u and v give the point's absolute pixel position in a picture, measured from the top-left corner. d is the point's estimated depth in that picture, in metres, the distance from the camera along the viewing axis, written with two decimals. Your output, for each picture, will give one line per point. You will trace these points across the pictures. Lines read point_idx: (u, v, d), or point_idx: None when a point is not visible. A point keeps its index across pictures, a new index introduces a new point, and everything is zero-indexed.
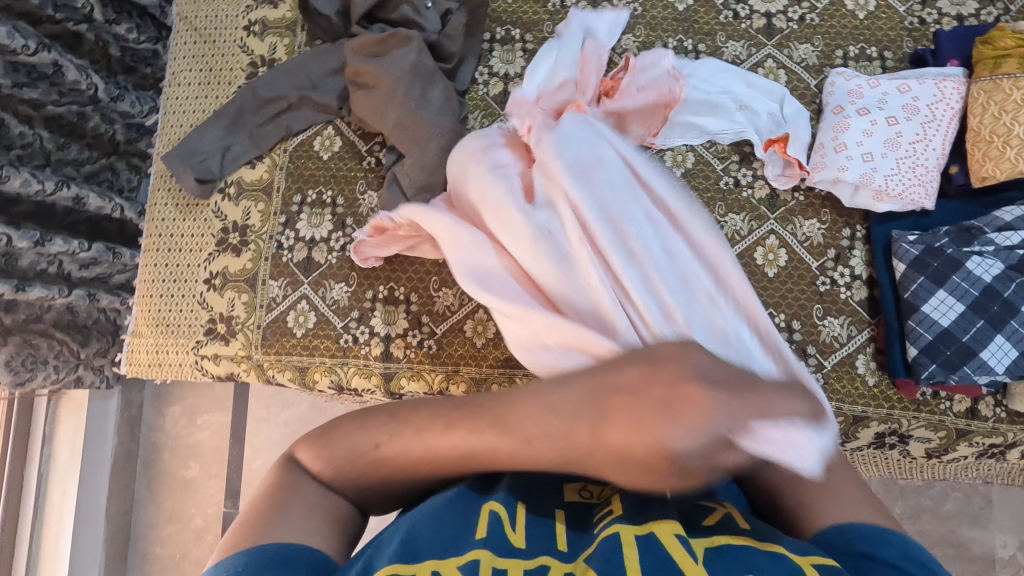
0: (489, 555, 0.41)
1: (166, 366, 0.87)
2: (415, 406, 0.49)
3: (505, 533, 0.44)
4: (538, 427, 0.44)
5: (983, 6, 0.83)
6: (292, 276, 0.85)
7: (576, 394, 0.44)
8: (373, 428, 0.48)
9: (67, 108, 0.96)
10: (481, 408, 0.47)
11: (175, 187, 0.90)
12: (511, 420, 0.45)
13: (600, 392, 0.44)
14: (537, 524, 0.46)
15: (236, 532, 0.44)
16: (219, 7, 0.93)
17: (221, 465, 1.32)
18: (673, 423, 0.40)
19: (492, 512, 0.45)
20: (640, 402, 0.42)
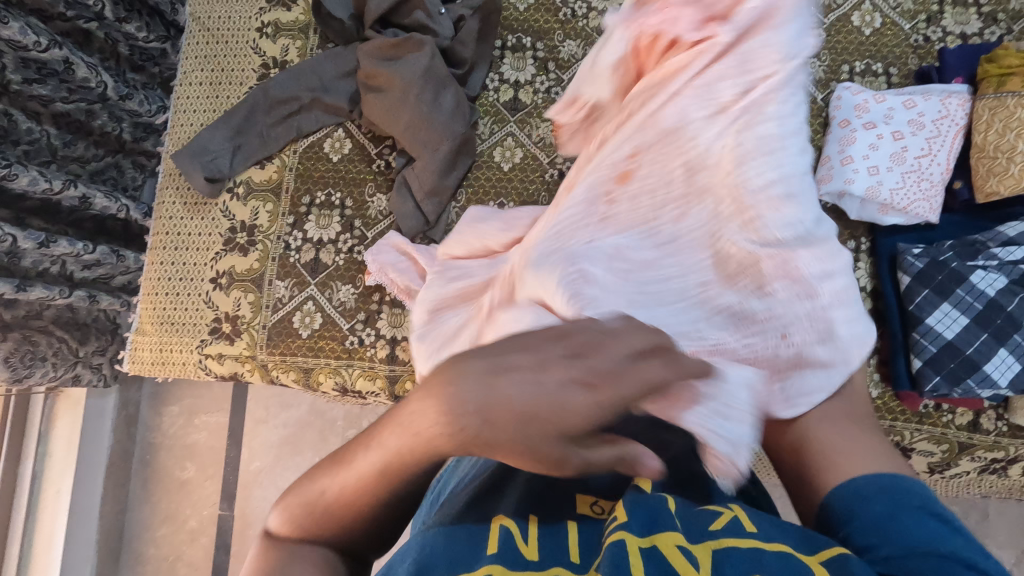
0: (503, 567, 0.34)
1: (170, 364, 0.86)
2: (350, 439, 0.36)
3: (518, 547, 0.37)
4: (415, 428, 0.30)
5: (986, 25, 0.85)
6: (299, 276, 0.85)
7: (458, 385, 0.30)
8: (320, 471, 0.36)
9: (77, 105, 0.96)
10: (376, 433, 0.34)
11: (183, 186, 0.90)
12: (381, 440, 0.33)
13: (488, 379, 0.30)
14: (548, 533, 0.39)
15: None
16: (231, 8, 0.94)
17: (217, 466, 1.31)
18: (567, 415, 0.30)
19: (495, 523, 0.39)
20: (533, 397, 0.29)
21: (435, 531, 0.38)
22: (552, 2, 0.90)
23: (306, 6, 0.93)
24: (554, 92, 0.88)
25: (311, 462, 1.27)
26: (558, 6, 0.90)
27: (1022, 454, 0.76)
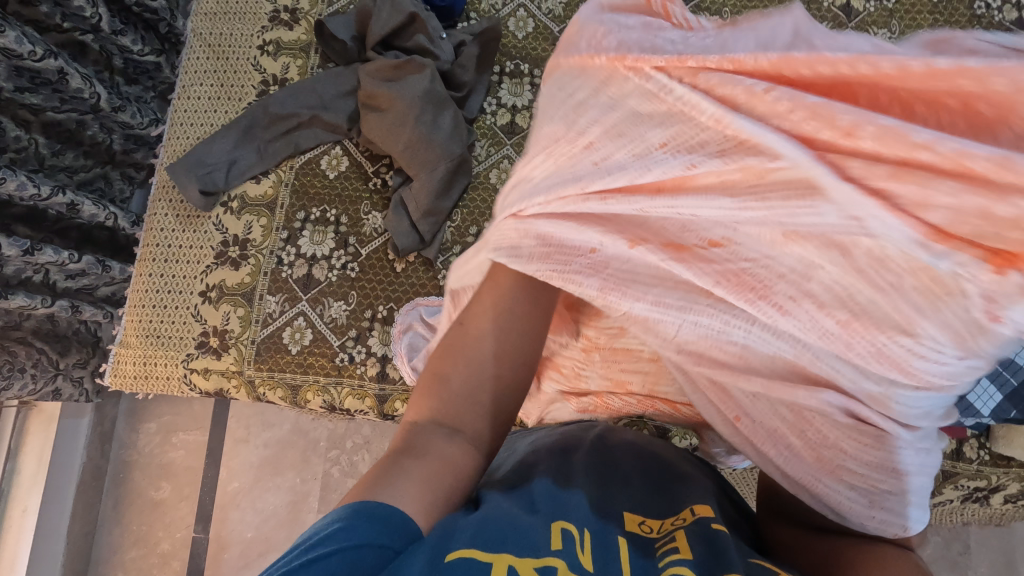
0: (566, 566, 0.35)
1: (153, 378, 0.85)
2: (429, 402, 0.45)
3: (579, 551, 0.37)
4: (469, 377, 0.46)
5: None
6: (290, 292, 0.85)
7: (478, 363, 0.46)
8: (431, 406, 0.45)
9: (67, 115, 0.95)
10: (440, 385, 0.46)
11: (176, 198, 0.89)
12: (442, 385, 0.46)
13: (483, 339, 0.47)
14: (605, 543, 0.39)
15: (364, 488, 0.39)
16: (234, 25, 0.95)
17: (193, 487, 1.27)
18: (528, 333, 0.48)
19: (559, 520, 0.40)
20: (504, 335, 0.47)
21: (502, 508, 0.40)
22: (550, 31, 0.93)
23: (308, 25, 0.94)
24: None
25: (292, 483, 1.24)
26: (556, 36, 0.92)
27: (1003, 483, 0.78)
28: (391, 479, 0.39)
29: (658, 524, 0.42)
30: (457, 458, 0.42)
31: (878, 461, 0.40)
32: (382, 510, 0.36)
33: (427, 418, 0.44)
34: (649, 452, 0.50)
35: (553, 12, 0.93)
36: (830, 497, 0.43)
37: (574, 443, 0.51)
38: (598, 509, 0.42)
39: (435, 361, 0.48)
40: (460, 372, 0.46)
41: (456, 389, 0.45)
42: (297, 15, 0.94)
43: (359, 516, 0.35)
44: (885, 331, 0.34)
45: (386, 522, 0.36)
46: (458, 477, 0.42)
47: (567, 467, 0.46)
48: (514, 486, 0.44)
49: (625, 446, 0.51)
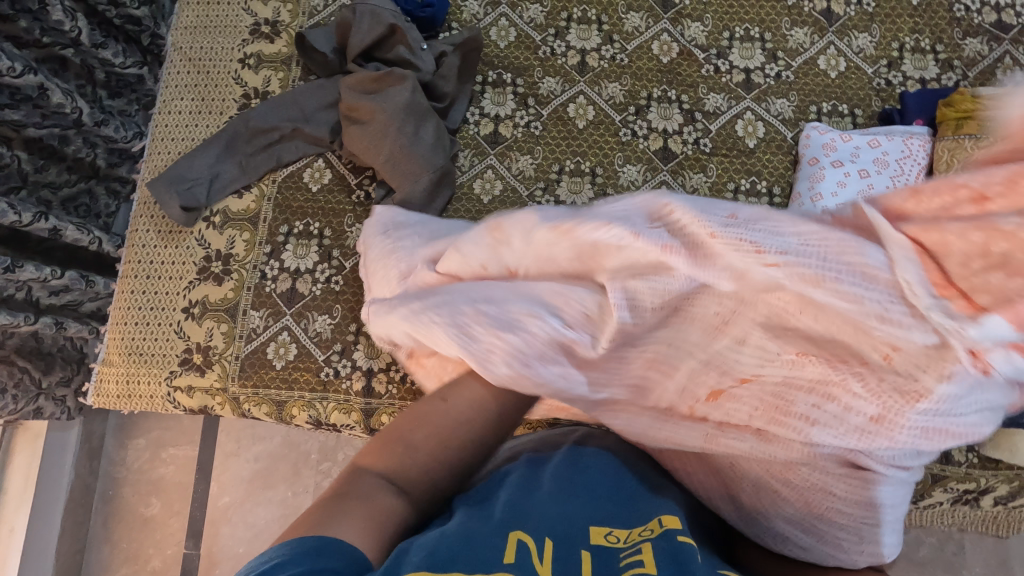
0: None
1: (137, 397, 0.84)
2: (385, 454, 0.47)
3: (534, 565, 0.37)
4: (426, 439, 0.48)
5: (944, 71, 0.90)
6: (274, 306, 0.84)
7: (433, 432, 0.49)
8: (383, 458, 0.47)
9: (50, 130, 0.94)
10: (395, 439, 0.48)
11: (158, 214, 0.89)
12: (404, 437, 0.48)
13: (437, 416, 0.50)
14: (562, 554, 0.39)
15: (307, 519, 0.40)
16: (214, 39, 0.94)
17: (183, 502, 1.25)
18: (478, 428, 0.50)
19: (514, 533, 0.40)
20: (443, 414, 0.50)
21: (461, 522, 0.41)
22: (532, 39, 0.92)
23: (289, 38, 0.94)
24: (534, 126, 0.89)
25: (283, 497, 1.23)
26: (538, 44, 0.92)
27: (992, 485, 0.78)
28: (339, 516, 0.40)
29: (625, 534, 0.41)
30: (398, 513, 0.43)
31: (868, 502, 0.43)
32: (327, 543, 0.37)
33: (376, 471, 0.45)
34: (624, 462, 0.50)
35: (535, 21, 0.93)
36: (817, 535, 0.45)
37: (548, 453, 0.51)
38: (560, 519, 0.42)
39: (403, 423, 0.49)
40: (424, 437, 0.48)
41: (415, 454, 0.47)
42: (278, 28, 0.94)
43: (303, 549, 0.36)
44: (892, 408, 0.38)
45: (332, 553, 0.37)
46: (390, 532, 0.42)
47: (534, 478, 0.47)
48: (479, 501, 0.45)
49: (600, 454, 0.51)
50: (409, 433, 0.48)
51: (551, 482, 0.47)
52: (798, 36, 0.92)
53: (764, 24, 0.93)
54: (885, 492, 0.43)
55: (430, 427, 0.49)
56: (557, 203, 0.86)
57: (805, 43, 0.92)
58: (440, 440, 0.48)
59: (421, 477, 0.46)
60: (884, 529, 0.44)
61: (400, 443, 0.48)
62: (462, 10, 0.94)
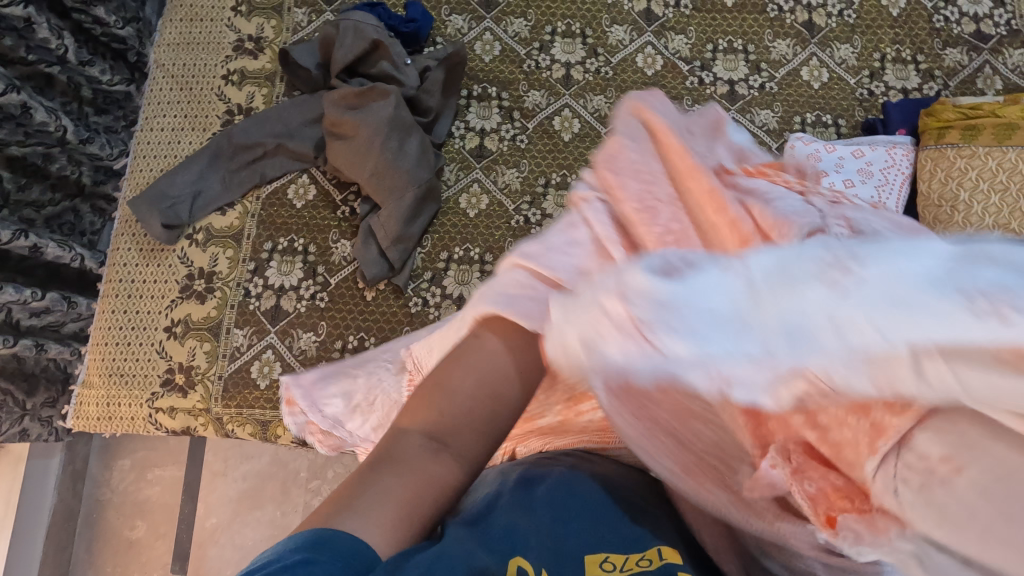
0: None
1: (117, 419, 0.82)
2: (412, 412, 0.35)
3: None
4: (463, 378, 0.35)
5: (925, 81, 0.91)
6: (258, 324, 0.83)
7: (469, 373, 0.35)
8: (413, 412, 0.35)
9: (33, 148, 0.93)
10: (420, 391, 0.36)
11: (140, 232, 0.87)
12: (436, 383, 0.36)
13: (473, 360, 0.36)
14: None
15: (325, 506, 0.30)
16: (198, 55, 0.94)
17: (169, 524, 1.23)
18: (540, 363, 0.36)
19: (515, 559, 0.36)
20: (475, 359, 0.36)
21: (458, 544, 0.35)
22: (517, 53, 0.93)
23: (273, 54, 0.93)
24: (519, 140, 0.89)
25: (271, 517, 1.21)
26: (522, 58, 0.92)
27: None
28: (361, 501, 0.31)
29: (622, 560, 0.37)
30: (438, 488, 0.32)
31: None
32: (344, 540, 0.28)
33: (422, 422, 0.34)
34: (616, 479, 0.45)
35: (519, 35, 0.93)
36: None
37: (542, 472, 0.45)
38: (554, 550, 0.37)
39: (442, 367, 0.36)
40: (460, 381, 0.35)
41: (457, 402, 0.34)
42: (262, 44, 0.94)
43: (321, 545, 0.27)
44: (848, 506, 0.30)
45: (351, 554, 0.28)
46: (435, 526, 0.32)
47: (533, 498, 0.42)
48: (473, 523, 0.39)
49: (595, 479, 0.44)
50: (444, 374, 0.36)
51: (549, 497, 0.42)
52: (780, 48, 0.93)
53: (747, 36, 0.93)
54: None
55: (470, 368, 0.35)
56: (543, 217, 0.86)
57: (788, 54, 0.92)
58: (485, 387, 0.35)
59: (479, 450, 0.34)
60: None
61: (434, 387, 0.35)
62: (447, 24, 0.94)
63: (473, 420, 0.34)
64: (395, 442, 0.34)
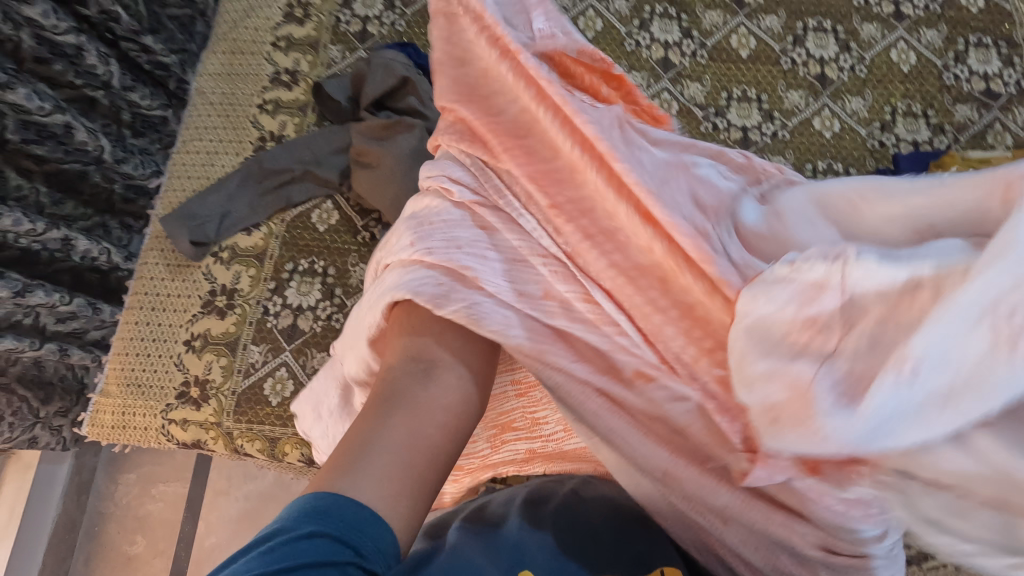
0: None
1: (131, 428, 0.84)
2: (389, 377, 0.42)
3: None
4: (427, 343, 0.43)
5: (935, 134, 0.93)
6: (274, 342, 0.85)
7: (429, 333, 0.44)
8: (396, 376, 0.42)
9: (71, 166, 0.98)
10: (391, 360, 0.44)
11: (168, 248, 0.91)
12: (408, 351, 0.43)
13: (429, 332, 0.44)
14: None
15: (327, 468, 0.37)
16: (237, 85, 0.99)
17: (169, 541, 1.23)
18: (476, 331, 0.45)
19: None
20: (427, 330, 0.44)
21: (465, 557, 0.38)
22: None
23: (307, 86, 0.99)
24: None
25: None
26: None
27: None
28: (358, 466, 0.37)
29: None
30: (431, 419, 0.40)
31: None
32: (339, 501, 0.35)
33: (401, 358, 0.43)
34: (623, 504, 0.46)
35: None
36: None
37: (547, 494, 0.47)
38: None
39: (404, 339, 0.44)
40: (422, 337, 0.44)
41: (425, 356, 0.43)
42: (297, 77, 0.99)
43: (313, 511, 0.34)
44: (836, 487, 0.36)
45: (336, 516, 0.34)
46: (430, 444, 0.40)
47: (540, 516, 0.43)
48: (484, 535, 0.42)
49: (603, 502, 0.46)
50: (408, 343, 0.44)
51: (555, 515, 0.43)
52: (793, 98, 0.96)
53: (760, 86, 0.97)
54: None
55: (428, 334, 0.44)
56: None
57: (801, 104, 0.95)
58: (441, 343, 0.44)
59: (453, 369, 0.43)
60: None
61: (404, 352, 0.43)
62: None
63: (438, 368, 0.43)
64: (381, 401, 0.41)
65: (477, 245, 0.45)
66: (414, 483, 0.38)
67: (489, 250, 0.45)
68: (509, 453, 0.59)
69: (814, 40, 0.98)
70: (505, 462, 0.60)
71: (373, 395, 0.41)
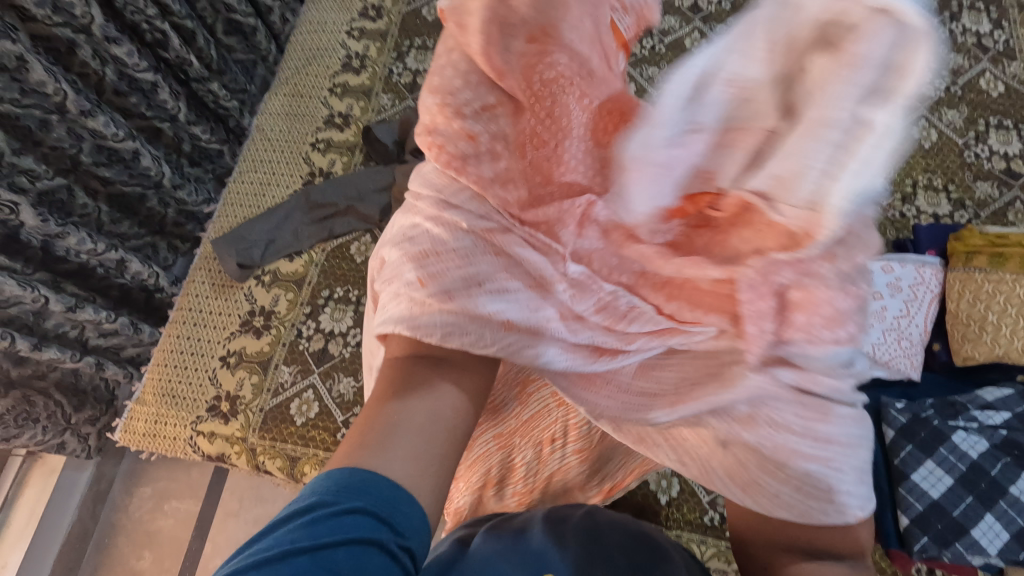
0: None
1: (160, 437, 0.87)
2: (389, 380, 0.46)
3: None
4: (424, 357, 0.46)
5: (956, 209, 0.96)
6: (304, 364, 0.89)
7: (418, 350, 0.47)
8: (399, 380, 0.45)
9: (133, 188, 1.06)
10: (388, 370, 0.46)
11: (215, 269, 0.97)
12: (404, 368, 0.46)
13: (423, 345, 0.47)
14: None
15: (351, 456, 0.41)
16: (294, 125, 1.08)
17: (175, 559, 1.23)
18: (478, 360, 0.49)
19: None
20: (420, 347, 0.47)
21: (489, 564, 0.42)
22: None
23: (357, 129, 1.06)
24: None
25: None
26: None
27: None
28: (384, 448, 0.41)
29: None
30: (441, 415, 0.45)
31: (799, 455, 0.43)
32: (373, 478, 0.40)
33: (404, 362, 0.46)
34: (637, 525, 0.48)
35: None
36: (800, 501, 0.43)
37: (566, 511, 0.49)
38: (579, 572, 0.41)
39: (395, 358, 0.47)
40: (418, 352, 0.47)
41: (428, 367, 0.46)
42: (349, 121, 1.07)
43: (349, 491, 0.39)
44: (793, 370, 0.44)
45: (373, 491, 0.39)
46: (448, 423, 0.45)
47: (560, 528, 0.46)
48: (511, 541, 0.44)
49: (617, 521, 0.48)
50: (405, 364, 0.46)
51: (574, 525, 0.46)
52: None
53: None
54: (835, 427, 0.43)
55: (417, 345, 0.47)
56: None
57: None
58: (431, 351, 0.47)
59: (456, 372, 0.48)
60: (845, 476, 0.43)
61: (401, 362, 0.46)
62: None
63: (443, 375, 0.47)
64: (395, 391, 0.44)
65: (498, 279, 0.47)
66: (435, 456, 0.43)
67: (509, 279, 0.47)
68: (539, 401, 0.62)
69: None
70: (544, 411, 0.62)
71: (373, 404, 0.45)
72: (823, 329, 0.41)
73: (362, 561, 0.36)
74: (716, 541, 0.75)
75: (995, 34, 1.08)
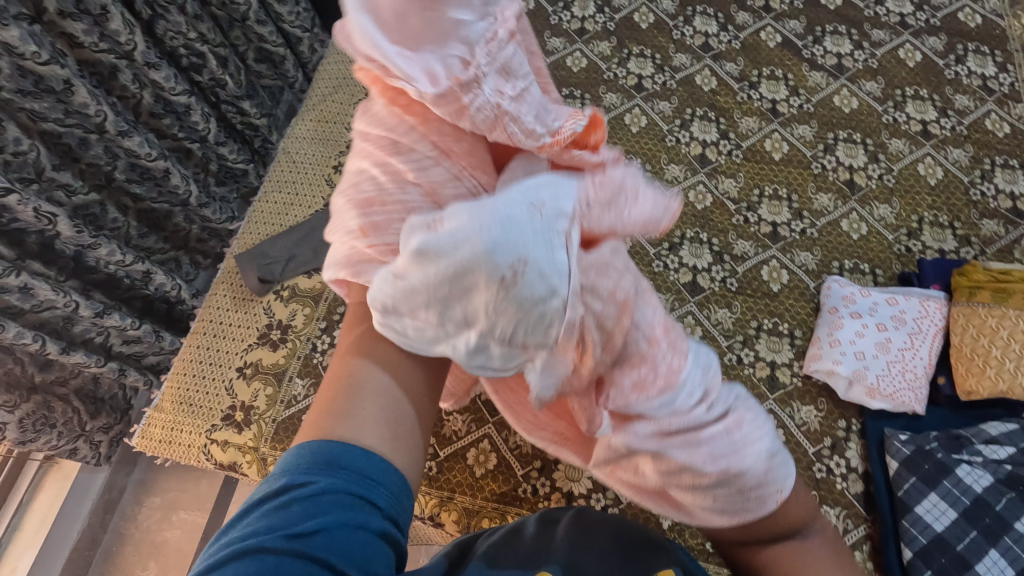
0: None
1: (176, 444, 0.90)
2: (355, 349, 0.49)
3: None
4: (386, 328, 0.50)
5: (962, 245, 0.97)
6: (317, 377, 0.91)
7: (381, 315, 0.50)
8: (370, 343, 0.49)
9: (162, 205, 1.11)
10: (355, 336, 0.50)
11: (237, 283, 1.01)
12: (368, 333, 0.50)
13: None
14: None
15: (320, 426, 0.45)
16: (317, 148, 1.13)
17: (180, 570, 1.24)
18: None
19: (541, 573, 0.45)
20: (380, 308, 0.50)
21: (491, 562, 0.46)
22: None
23: None
24: None
25: None
26: None
27: None
28: (354, 423, 0.45)
29: None
30: (402, 380, 0.48)
31: (697, 478, 0.44)
32: (344, 451, 0.43)
33: (369, 328, 0.50)
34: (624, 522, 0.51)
35: None
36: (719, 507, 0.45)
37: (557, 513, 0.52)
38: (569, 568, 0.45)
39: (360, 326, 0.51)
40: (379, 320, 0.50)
41: (392, 333, 0.50)
42: None
43: (326, 470, 0.41)
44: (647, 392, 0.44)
45: (347, 471, 0.42)
46: (412, 395, 0.48)
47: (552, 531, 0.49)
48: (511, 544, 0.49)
49: (603, 520, 0.50)
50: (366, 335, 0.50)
51: (565, 527, 0.49)
52: (822, 200, 1.01)
53: (791, 186, 1.03)
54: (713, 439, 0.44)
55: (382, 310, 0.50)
56: None
57: (829, 206, 1.01)
58: None
59: None
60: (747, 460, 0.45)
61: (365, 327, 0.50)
62: None
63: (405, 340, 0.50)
64: (357, 361, 0.48)
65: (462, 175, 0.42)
66: (401, 426, 0.47)
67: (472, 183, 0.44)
68: None
69: (844, 149, 1.06)
70: None
71: (330, 389, 0.48)
72: (643, 393, 0.44)
73: (343, 537, 0.39)
74: (718, 568, 0.75)
75: (1001, 77, 1.11)
